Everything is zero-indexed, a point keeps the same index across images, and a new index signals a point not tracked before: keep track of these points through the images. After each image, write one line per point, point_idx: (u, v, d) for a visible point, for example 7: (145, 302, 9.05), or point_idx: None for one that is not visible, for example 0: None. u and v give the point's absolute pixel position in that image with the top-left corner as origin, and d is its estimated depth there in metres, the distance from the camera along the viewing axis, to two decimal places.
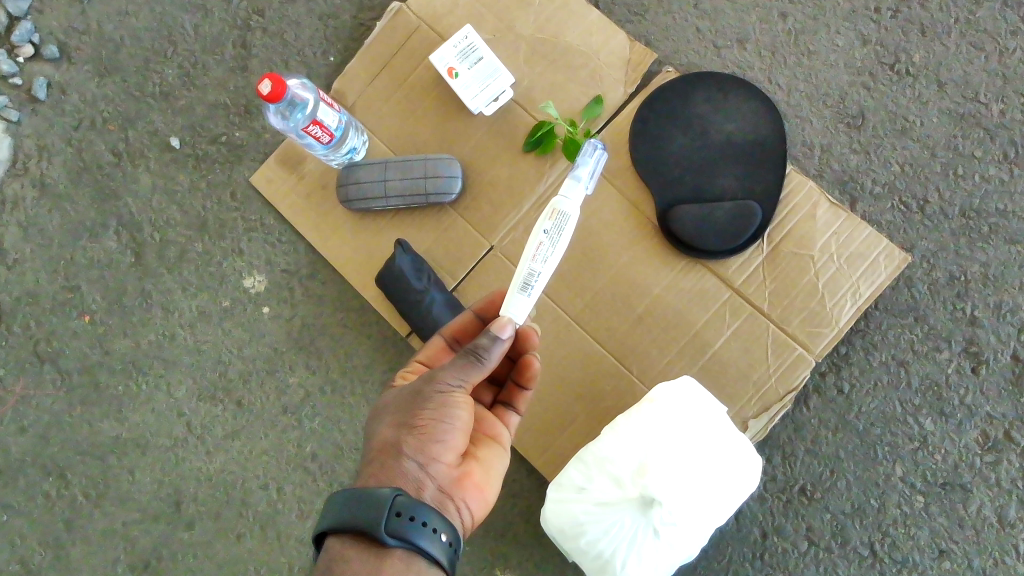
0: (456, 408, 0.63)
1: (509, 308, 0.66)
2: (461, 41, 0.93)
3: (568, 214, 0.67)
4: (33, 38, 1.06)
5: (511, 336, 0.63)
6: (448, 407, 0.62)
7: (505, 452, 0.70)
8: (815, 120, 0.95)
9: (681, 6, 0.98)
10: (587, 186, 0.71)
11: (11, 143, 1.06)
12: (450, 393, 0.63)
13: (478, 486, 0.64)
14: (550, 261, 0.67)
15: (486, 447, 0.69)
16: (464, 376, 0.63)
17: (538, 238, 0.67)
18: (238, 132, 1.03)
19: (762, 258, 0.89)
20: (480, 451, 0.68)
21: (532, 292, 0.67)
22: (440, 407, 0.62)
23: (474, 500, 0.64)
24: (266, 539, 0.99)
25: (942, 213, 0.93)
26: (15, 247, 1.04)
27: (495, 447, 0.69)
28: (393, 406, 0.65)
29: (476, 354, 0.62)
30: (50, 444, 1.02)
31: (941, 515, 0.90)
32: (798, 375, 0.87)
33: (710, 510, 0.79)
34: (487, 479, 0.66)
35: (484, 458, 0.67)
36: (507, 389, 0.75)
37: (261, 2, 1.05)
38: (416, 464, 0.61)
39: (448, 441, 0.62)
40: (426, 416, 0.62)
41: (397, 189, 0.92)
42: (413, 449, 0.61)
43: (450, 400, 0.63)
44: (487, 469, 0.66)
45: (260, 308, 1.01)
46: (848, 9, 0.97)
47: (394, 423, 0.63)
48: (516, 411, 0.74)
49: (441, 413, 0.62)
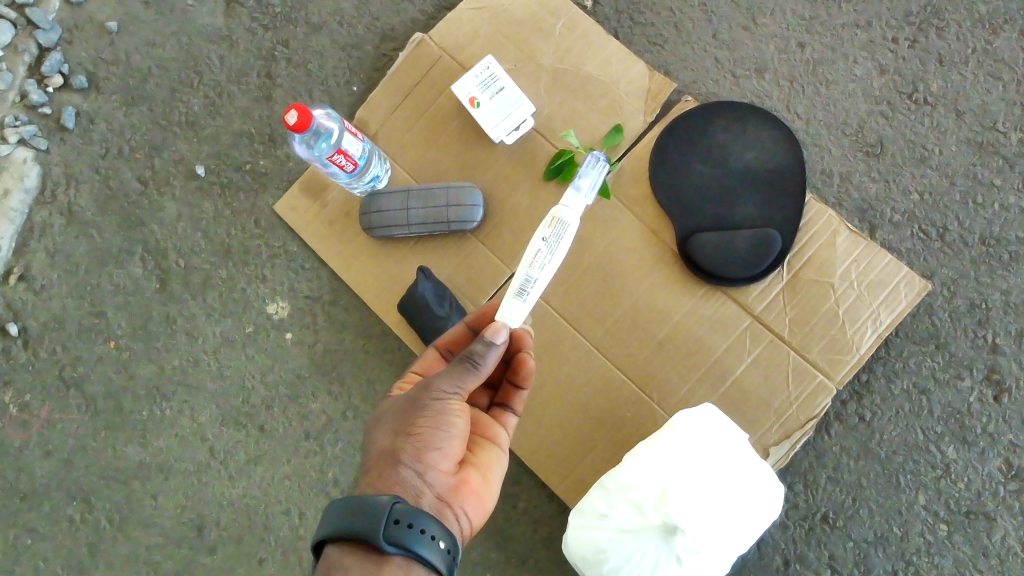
0: (452, 415, 0.64)
1: (505, 313, 0.67)
2: (483, 71, 0.94)
3: (568, 223, 0.68)
4: (63, 69, 1.08)
5: (505, 340, 0.64)
6: (444, 414, 0.63)
7: (503, 453, 0.71)
8: (834, 148, 0.96)
9: (700, 36, 0.99)
10: (588, 196, 0.71)
11: (41, 172, 1.08)
12: (446, 401, 0.64)
13: (476, 492, 0.65)
14: (547, 268, 0.68)
15: (483, 452, 0.69)
16: (460, 382, 0.64)
17: (537, 245, 0.68)
18: (263, 160, 1.05)
19: (783, 284, 0.90)
20: (478, 456, 0.69)
21: (527, 298, 0.67)
22: (437, 414, 0.63)
23: (472, 508, 0.64)
24: (288, 563, 0.99)
25: (962, 241, 0.93)
26: (42, 274, 1.06)
27: (493, 450, 0.70)
28: (391, 414, 0.66)
29: (471, 361, 0.63)
30: (74, 468, 1.03)
31: (965, 544, 0.90)
32: (819, 403, 0.88)
33: (732, 538, 0.79)
34: (485, 485, 0.67)
35: (482, 464, 0.68)
36: (504, 390, 0.75)
37: (286, 34, 1.07)
38: (414, 472, 0.62)
39: (444, 448, 0.63)
40: (423, 424, 0.63)
41: (419, 216, 0.93)
42: (411, 457, 0.62)
43: (446, 408, 0.64)
44: (485, 475, 0.67)
45: (283, 334, 1.02)
46: (866, 38, 0.97)
47: (392, 431, 0.65)
48: (514, 412, 0.74)
49: (437, 420, 0.63)
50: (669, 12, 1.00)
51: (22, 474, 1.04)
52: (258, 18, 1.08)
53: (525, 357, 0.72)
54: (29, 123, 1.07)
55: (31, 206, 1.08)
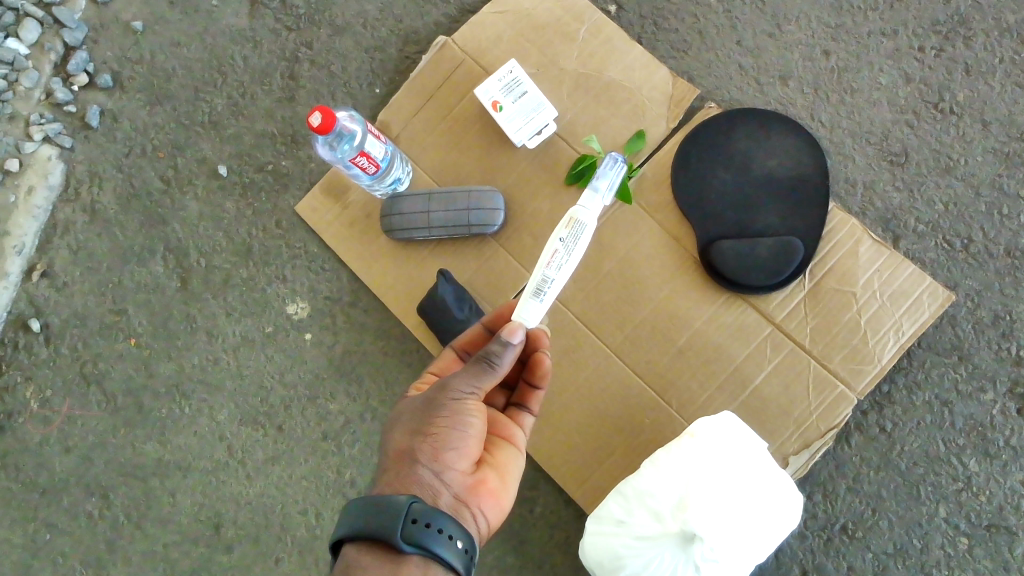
0: (469, 415, 0.64)
1: (522, 313, 0.68)
2: (506, 75, 0.94)
3: (585, 224, 0.69)
4: (88, 68, 1.09)
5: (520, 341, 0.65)
6: (461, 414, 0.64)
7: (520, 453, 0.71)
8: (858, 157, 0.95)
9: (724, 43, 0.99)
10: (606, 198, 0.72)
11: (65, 169, 1.09)
12: (463, 401, 0.64)
13: (493, 492, 0.65)
14: (565, 269, 0.68)
15: (500, 453, 0.70)
16: (476, 382, 0.64)
17: (553, 246, 0.68)
18: (285, 160, 1.05)
19: (804, 293, 0.90)
20: (495, 457, 0.69)
21: (544, 298, 0.68)
22: (454, 414, 0.64)
23: (489, 508, 0.65)
24: (304, 563, 0.99)
25: (987, 252, 0.92)
26: (65, 271, 1.07)
27: (510, 450, 0.70)
28: (408, 414, 0.66)
29: (487, 361, 0.64)
30: (94, 464, 1.04)
31: (986, 558, 0.89)
32: (840, 413, 0.87)
33: (751, 546, 0.78)
34: (502, 485, 0.67)
35: (499, 464, 0.68)
36: (520, 391, 0.75)
37: (309, 35, 1.07)
38: (431, 471, 0.62)
39: (460, 448, 0.63)
40: (440, 423, 0.63)
41: (440, 219, 0.93)
42: (428, 456, 0.62)
43: (463, 408, 0.64)
44: (501, 475, 0.67)
45: (302, 334, 1.02)
46: (892, 47, 0.97)
47: (409, 431, 0.65)
48: (530, 412, 0.75)
49: (454, 420, 0.64)
50: (693, 18, 1.00)
51: (42, 469, 1.04)
52: (282, 20, 1.08)
53: (542, 357, 0.72)
54: (55, 121, 1.08)
55: (55, 204, 1.08)
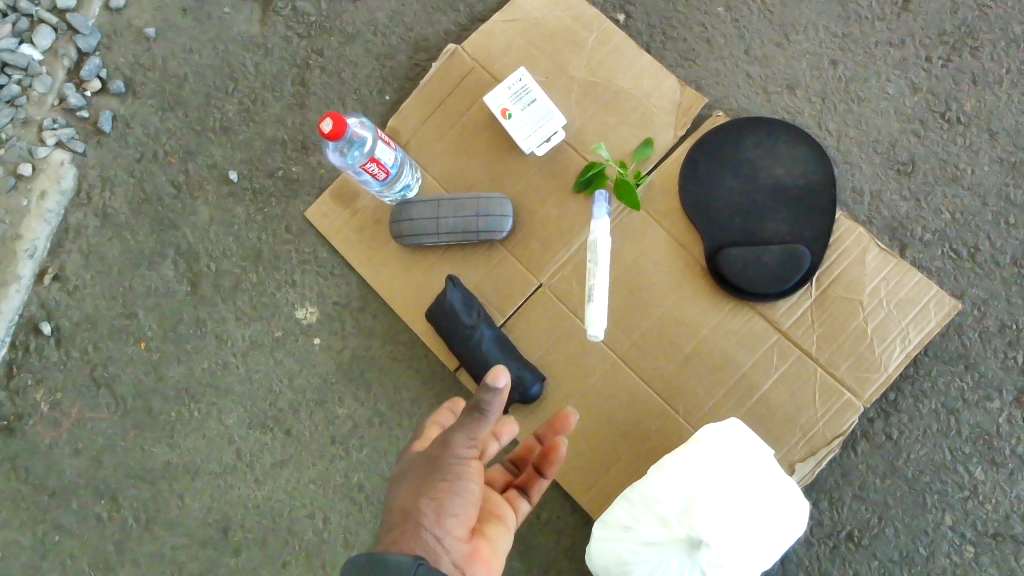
0: (470, 481, 0.65)
1: None
2: (515, 83, 0.96)
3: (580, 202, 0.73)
4: (101, 73, 1.10)
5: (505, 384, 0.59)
6: (462, 479, 0.65)
7: (508, 532, 0.73)
8: (865, 166, 0.96)
9: (731, 52, 1.00)
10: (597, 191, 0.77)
11: (77, 174, 1.10)
12: (464, 463, 0.65)
13: (486, 559, 0.66)
14: None
15: (491, 529, 0.71)
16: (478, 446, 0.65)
17: None
18: (295, 166, 1.06)
19: (811, 301, 0.90)
20: (486, 532, 0.70)
21: None
22: (456, 479, 0.64)
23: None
24: (311, 567, 1.00)
25: (993, 261, 0.93)
26: (76, 274, 1.08)
27: (500, 528, 0.72)
28: (409, 475, 0.66)
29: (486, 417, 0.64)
30: (103, 466, 1.05)
31: (992, 566, 0.89)
32: (846, 420, 0.88)
33: (757, 553, 0.79)
34: (493, 555, 0.68)
35: (490, 539, 0.70)
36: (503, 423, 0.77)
37: (320, 42, 1.08)
38: (434, 536, 0.62)
39: (460, 515, 0.64)
40: (443, 487, 0.64)
41: (449, 226, 0.94)
42: (432, 521, 0.62)
43: (463, 471, 0.65)
44: (491, 548, 0.69)
45: (311, 339, 1.03)
46: (899, 57, 0.97)
47: (411, 490, 0.64)
48: (527, 499, 0.79)
49: (455, 485, 0.64)
50: (701, 27, 1.01)
51: (51, 471, 1.05)
52: (293, 27, 1.09)
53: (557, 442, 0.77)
54: (68, 126, 1.10)
55: (67, 208, 1.09)
